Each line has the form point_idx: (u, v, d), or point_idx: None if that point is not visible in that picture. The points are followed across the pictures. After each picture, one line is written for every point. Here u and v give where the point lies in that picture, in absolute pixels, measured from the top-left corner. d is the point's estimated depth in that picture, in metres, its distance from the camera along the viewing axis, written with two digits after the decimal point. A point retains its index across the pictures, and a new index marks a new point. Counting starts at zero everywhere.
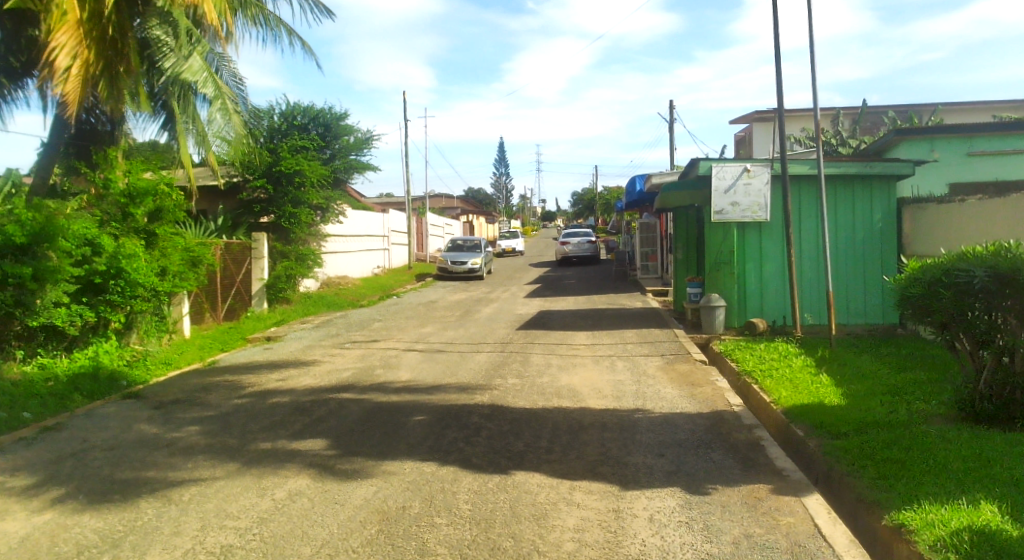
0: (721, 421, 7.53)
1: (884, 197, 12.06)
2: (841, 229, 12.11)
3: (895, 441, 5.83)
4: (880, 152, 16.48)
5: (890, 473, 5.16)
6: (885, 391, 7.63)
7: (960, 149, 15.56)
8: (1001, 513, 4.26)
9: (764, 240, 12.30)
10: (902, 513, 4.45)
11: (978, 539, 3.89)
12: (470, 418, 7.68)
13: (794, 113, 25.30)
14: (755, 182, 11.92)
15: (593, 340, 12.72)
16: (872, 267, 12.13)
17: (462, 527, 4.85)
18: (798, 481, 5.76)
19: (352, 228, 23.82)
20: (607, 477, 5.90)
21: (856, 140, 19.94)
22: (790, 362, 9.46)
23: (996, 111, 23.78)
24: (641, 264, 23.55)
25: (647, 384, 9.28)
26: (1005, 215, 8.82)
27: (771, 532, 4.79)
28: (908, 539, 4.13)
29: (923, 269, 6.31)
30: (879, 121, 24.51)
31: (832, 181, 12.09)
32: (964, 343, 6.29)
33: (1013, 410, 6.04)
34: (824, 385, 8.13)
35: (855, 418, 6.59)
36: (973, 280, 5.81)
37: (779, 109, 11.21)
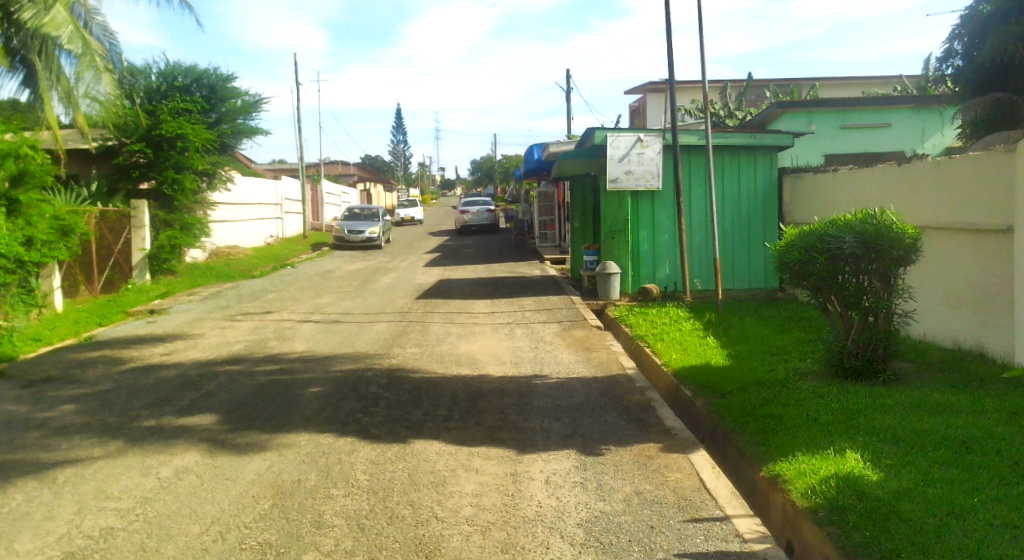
0: (616, 384, 7.76)
1: (766, 166, 12.62)
2: (727, 199, 12.59)
3: (774, 398, 6.17)
4: (764, 124, 17.20)
5: (769, 428, 5.45)
6: (764, 351, 8.08)
7: (835, 122, 16.47)
8: (863, 459, 4.61)
9: (657, 209, 12.64)
10: (777, 464, 4.74)
11: (842, 485, 4.20)
12: (368, 388, 7.60)
13: (683, 86, 26.02)
14: (648, 152, 12.22)
15: (492, 307, 12.83)
16: (756, 235, 12.73)
17: (359, 498, 4.82)
18: (687, 439, 6.03)
19: (241, 196, 22.95)
20: (504, 442, 5.99)
21: (742, 112, 20.75)
22: (681, 325, 9.83)
23: (867, 88, 25.30)
24: (540, 233, 23.83)
25: (544, 350, 9.46)
26: (874, 185, 9.40)
27: (660, 488, 5.00)
28: (783, 488, 4.41)
29: (798, 235, 6.64)
30: (762, 94, 25.65)
31: (719, 151, 12.52)
32: (834, 305, 6.69)
33: (876, 364, 6.54)
34: (711, 346, 8.53)
35: (739, 378, 6.92)
36: (843, 246, 6.27)
37: (670, 80, 11.50)
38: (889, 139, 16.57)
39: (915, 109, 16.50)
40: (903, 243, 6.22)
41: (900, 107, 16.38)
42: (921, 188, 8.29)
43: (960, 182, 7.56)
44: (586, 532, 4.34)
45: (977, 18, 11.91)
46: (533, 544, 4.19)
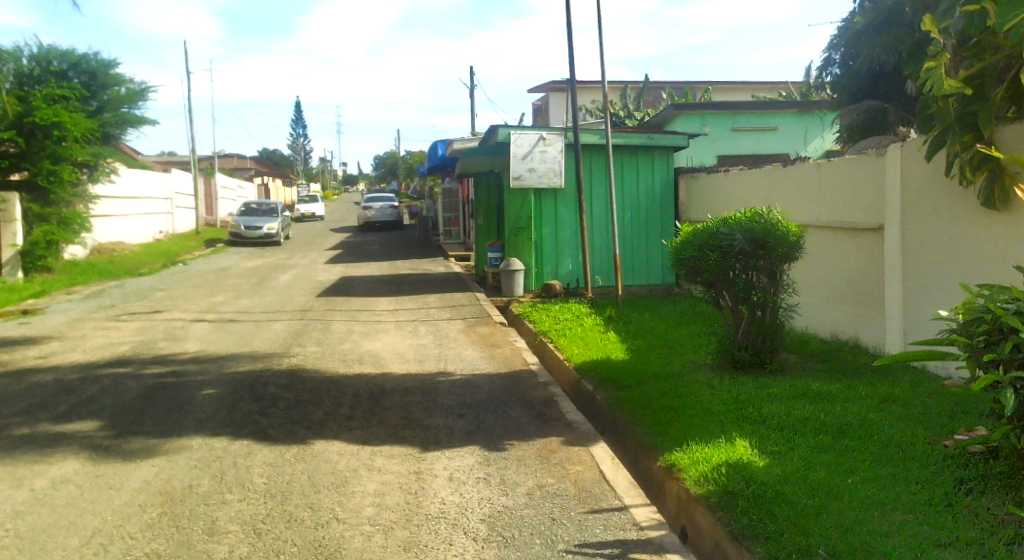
0: (519, 380, 7.82)
1: (663, 166, 13.00)
2: (626, 197, 12.89)
3: (669, 390, 6.36)
4: (661, 125, 17.69)
5: (664, 419, 5.62)
6: (660, 345, 8.33)
7: (726, 125, 17.13)
8: (752, 446, 4.82)
9: (559, 206, 12.81)
10: (673, 454, 4.88)
11: (732, 472, 4.37)
12: (266, 388, 7.36)
13: (584, 86, 26.45)
14: (550, 150, 12.32)
15: (396, 304, 12.69)
16: (653, 232, 13.09)
17: (255, 502, 4.66)
18: (587, 432, 6.14)
19: (126, 190, 21.82)
20: (408, 440, 5.93)
21: (640, 112, 21.28)
22: (583, 321, 10.00)
23: (756, 92, 26.47)
24: (444, 229, 23.72)
25: (449, 347, 9.42)
26: (761, 186, 9.84)
27: (561, 481, 5.07)
28: (678, 477, 4.55)
29: (692, 233, 6.87)
30: (659, 96, 26.42)
31: (618, 151, 12.81)
32: (725, 300, 6.97)
33: (764, 356, 6.85)
34: (612, 341, 8.71)
35: (636, 372, 7.11)
36: (733, 243, 6.55)
37: (572, 79, 11.65)
38: (775, 142, 17.43)
39: (799, 114, 17.42)
40: (787, 241, 6.56)
41: (785, 112, 17.25)
42: (804, 189, 8.73)
43: (838, 184, 8.00)
44: (488, 527, 4.35)
45: (850, 30, 12.62)
46: (435, 541, 4.17)
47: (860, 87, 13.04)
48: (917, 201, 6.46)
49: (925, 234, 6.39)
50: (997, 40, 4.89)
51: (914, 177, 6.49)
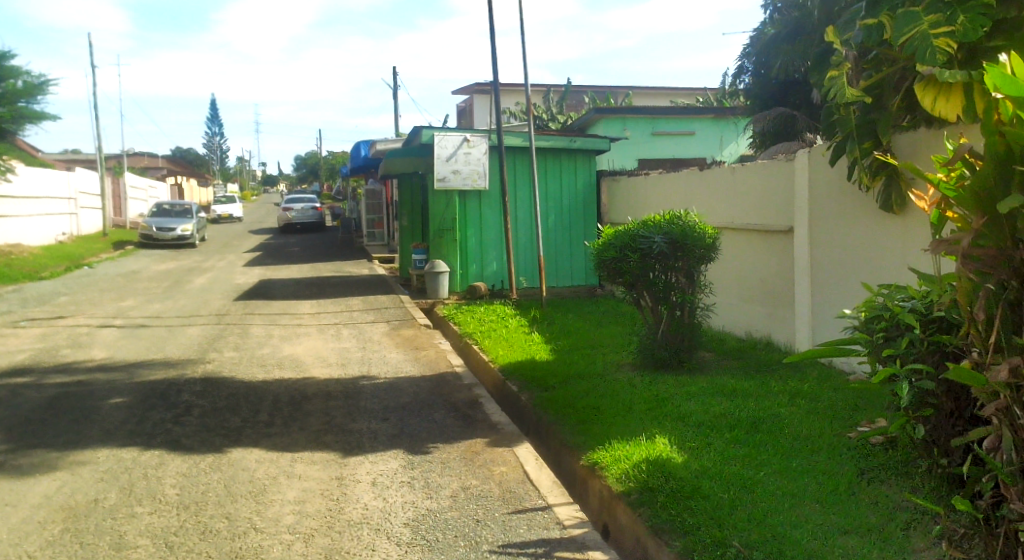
0: (444, 382, 7.78)
1: (586, 169, 13.17)
2: (550, 200, 13.00)
3: (592, 390, 6.45)
4: (584, 128, 17.94)
5: (587, 418, 5.69)
6: (583, 345, 8.44)
7: (646, 129, 17.51)
8: (671, 443, 4.94)
9: (484, 208, 12.80)
10: (596, 452, 4.95)
11: (651, 468, 4.47)
12: (179, 396, 7.10)
13: (507, 89, 26.58)
14: (474, 152, 12.28)
15: (317, 308, 12.45)
16: (576, 234, 13.25)
17: (167, 514, 4.49)
18: (511, 433, 6.16)
19: (25, 189, 20.73)
20: (330, 446, 5.83)
21: (563, 116, 21.52)
22: (507, 322, 10.02)
23: (674, 98, 27.13)
24: (367, 231, 23.38)
25: (372, 351, 9.30)
26: (679, 189, 10.10)
27: (485, 482, 5.08)
28: (600, 474, 4.61)
29: (613, 234, 6.99)
30: (581, 100, 26.78)
31: (542, 153, 12.90)
32: (645, 300, 7.11)
33: (682, 354, 7.02)
34: (536, 342, 8.77)
35: (560, 372, 7.18)
36: (652, 245, 6.71)
37: (495, 81, 11.66)
38: (693, 147, 17.93)
39: (715, 120, 17.97)
40: (703, 242, 6.76)
41: (702, 117, 17.77)
42: (720, 193, 9.00)
43: (751, 188, 8.28)
44: (412, 531, 4.31)
45: (761, 39, 13.11)
46: (357, 547, 4.11)
47: (771, 93, 13.55)
48: (823, 204, 6.75)
49: (831, 236, 6.67)
50: (893, 52, 5.17)
51: (821, 181, 6.77)
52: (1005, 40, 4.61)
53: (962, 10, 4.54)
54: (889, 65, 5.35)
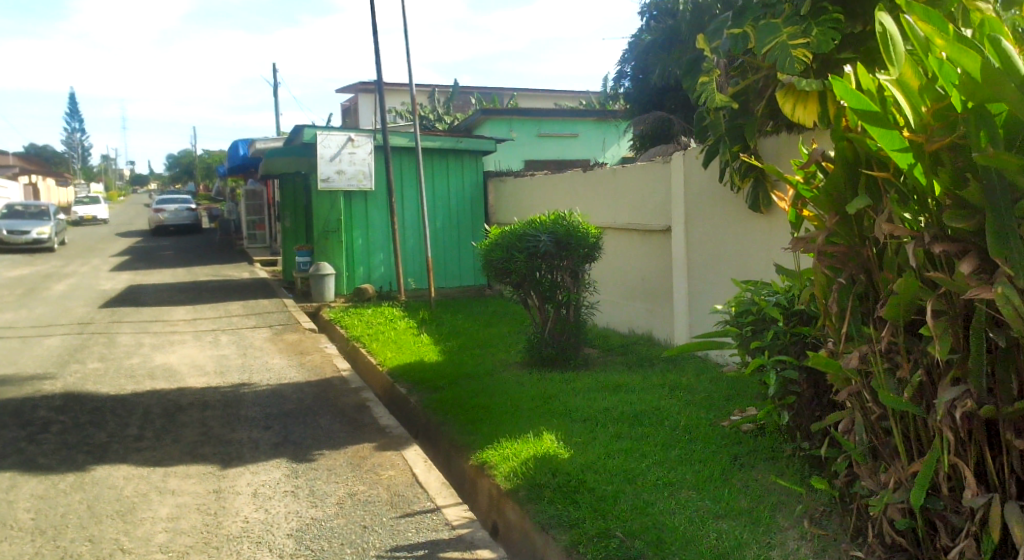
0: (330, 387, 7.61)
1: (472, 170, 13.20)
2: (437, 201, 12.97)
3: (481, 389, 6.48)
4: (470, 129, 17.98)
5: (475, 418, 5.72)
6: (472, 345, 8.47)
7: (531, 130, 17.74)
8: (557, 439, 5.03)
9: (370, 208, 12.59)
10: (484, 452, 4.96)
11: (539, 465, 4.54)
12: (35, 412, 6.61)
13: (391, 89, 26.26)
14: (359, 152, 12.09)
15: (193, 314, 11.90)
16: (463, 235, 13.27)
17: (21, 541, 4.18)
18: (400, 436, 6.10)
19: None
20: (207, 458, 5.58)
21: (449, 116, 21.50)
22: (395, 324, 9.91)
23: (559, 100, 27.63)
24: (247, 233, 22.51)
25: (253, 357, 8.97)
26: (563, 190, 10.31)
27: (373, 487, 5.00)
28: (489, 474, 4.64)
29: (500, 235, 7.04)
30: (467, 101, 26.84)
31: (428, 154, 12.85)
32: (533, 299, 7.21)
33: (569, 351, 7.15)
34: (425, 343, 8.73)
35: (449, 372, 7.17)
36: (538, 244, 6.82)
37: (379, 80, 11.50)
38: (577, 148, 18.35)
39: (597, 122, 18.45)
40: (587, 241, 6.94)
41: (585, 119, 18.21)
42: (602, 194, 9.24)
43: (631, 188, 8.55)
44: (296, 542, 4.20)
45: (638, 46, 13.56)
46: None
47: (649, 98, 14.03)
48: (697, 204, 7.06)
49: (704, 235, 6.99)
50: (756, 61, 5.47)
51: (694, 182, 7.08)
52: (853, 52, 4.99)
53: (815, 23, 4.87)
54: (753, 73, 5.66)
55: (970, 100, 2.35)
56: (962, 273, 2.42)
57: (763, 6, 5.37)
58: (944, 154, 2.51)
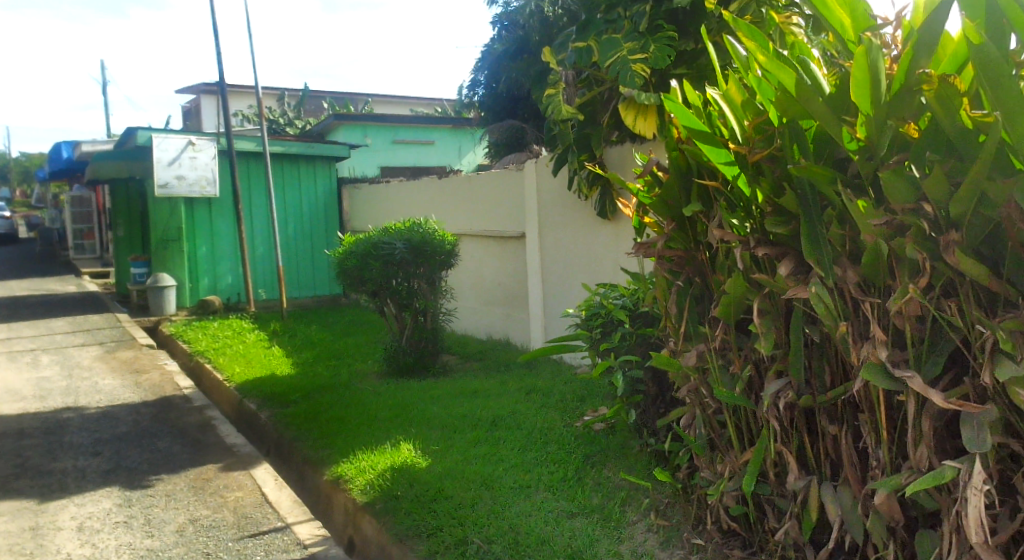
0: (169, 407, 7.16)
1: (325, 175, 12.88)
2: (288, 208, 12.54)
3: (337, 401, 6.32)
4: (322, 134, 17.51)
5: (330, 430, 5.56)
6: (327, 356, 8.23)
7: (386, 137, 17.53)
8: (415, 448, 4.98)
9: (214, 216, 12.00)
10: (339, 465, 4.83)
11: (397, 476, 4.48)
12: None
13: (237, 90, 25.13)
14: (201, 157, 11.42)
15: (9, 333, 10.84)
16: (316, 243, 12.90)
17: None
18: (248, 455, 5.84)
19: None
20: (23, 492, 5.10)
21: (299, 121, 20.87)
22: (244, 337, 9.47)
23: (414, 107, 27.51)
24: (73, 242, 20.73)
25: (80, 378, 8.28)
26: (419, 197, 10.26)
27: (217, 511, 4.75)
28: (345, 488, 4.53)
29: (355, 243, 6.89)
30: (319, 106, 26.16)
31: (277, 159, 12.40)
32: (389, 308, 7.13)
33: (426, 359, 7.09)
34: (276, 356, 8.41)
35: (302, 385, 6.93)
36: (394, 252, 6.75)
37: (221, 82, 10.96)
38: (433, 155, 18.32)
39: (454, 130, 18.48)
40: (444, 248, 6.96)
41: (441, 127, 18.20)
42: (458, 200, 9.27)
43: (486, 195, 8.64)
44: None
45: (490, 54, 13.73)
46: None
47: (502, 107, 14.21)
48: (549, 211, 7.24)
49: (556, 241, 7.17)
50: (600, 74, 5.69)
51: (546, 190, 7.26)
52: (686, 68, 5.30)
53: (652, 40, 5.13)
54: (598, 85, 5.88)
55: (785, 115, 2.55)
56: (781, 275, 2.63)
57: (605, 21, 5.60)
58: (765, 165, 2.70)
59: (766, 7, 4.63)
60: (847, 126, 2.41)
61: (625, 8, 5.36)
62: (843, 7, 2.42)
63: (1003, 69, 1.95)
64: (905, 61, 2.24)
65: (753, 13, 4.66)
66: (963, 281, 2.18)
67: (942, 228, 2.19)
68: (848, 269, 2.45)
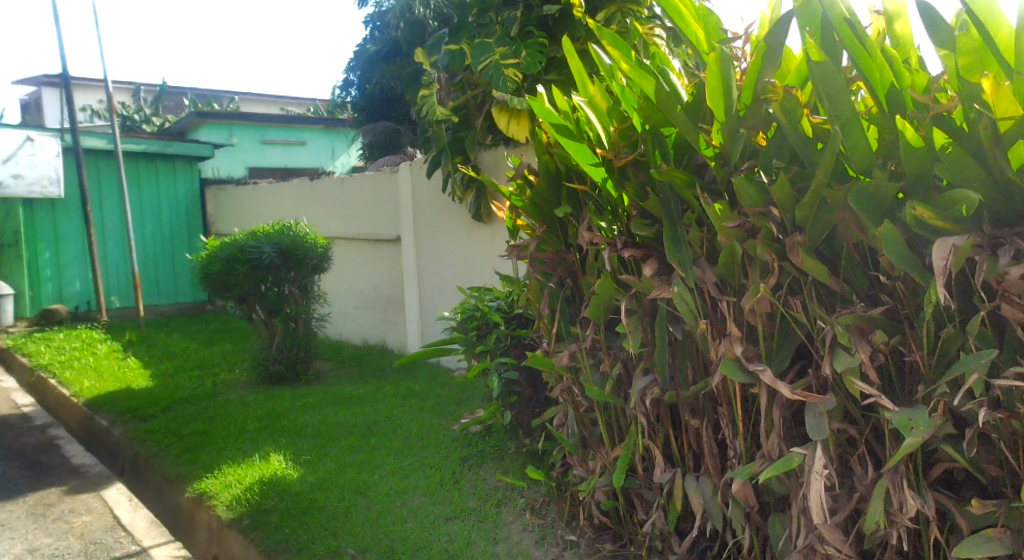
0: (7, 427, 6.59)
1: (186, 176, 12.26)
2: (145, 210, 11.84)
3: (201, 413, 6.01)
4: (183, 132, 16.56)
5: (193, 445, 5.27)
6: (190, 366, 7.83)
7: (255, 137, 16.80)
8: (285, 460, 4.80)
9: (58, 218, 11.16)
10: (202, 481, 4.59)
11: (266, 488, 4.32)
12: None
13: (87, 84, 23.50)
14: (41, 153, 10.52)
15: None
16: (178, 247, 12.26)
17: None
18: (99, 475, 5.47)
19: None
20: None
21: (158, 118, 19.78)
22: (95, 349, 8.85)
23: (285, 106, 26.67)
24: None
25: None
26: (289, 199, 9.94)
27: (62, 538, 4.42)
28: (209, 504, 4.31)
29: (219, 246, 6.59)
30: (180, 102, 24.88)
31: (132, 159, 11.68)
32: (258, 313, 6.87)
33: (298, 367, 6.86)
34: (132, 368, 7.91)
35: (161, 398, 6.54)
36: (262, 256, 6.50)
37: (65, 74, 10.20)
38: (305, 156, 17.86)
39: (326, 131, 18.12)
40: (316, 252, 6.78)
41: (312, 127, 17.79)
42: (331, 203, 9.06)
43: (360, 197, 8.48)
44: None
45: (363, 55, 13.56)
46: None
47: (376, 108, 13.98)
48: (424, 213, 7.20)
49: (432, 244, 7.14)
50: (474, 78, 5.72)
51: (421, 192, 7.22)
52: (557, 74, 5.41)
53: (524, 45, 5.20)
54: (470, 89, 5.89)
55: (647, 122, 2.64)
56: (645, 275, 2.72)
57: (477, 25, 5.62)
58: (629, 170, 2.78)
59: (630, 18, 4.87)
60: (703, 133, 2.52)
61: (496, 13, 5.40)
62: (698, 20, 2.54)
63: (839, 84, 2.09)
64: (753, 74, 2.38)
65: (619, 24, 4.90)
66: (807, 280, 2.33)
67: (788, 231, 2.34)
68: (707, 269, 2.56)
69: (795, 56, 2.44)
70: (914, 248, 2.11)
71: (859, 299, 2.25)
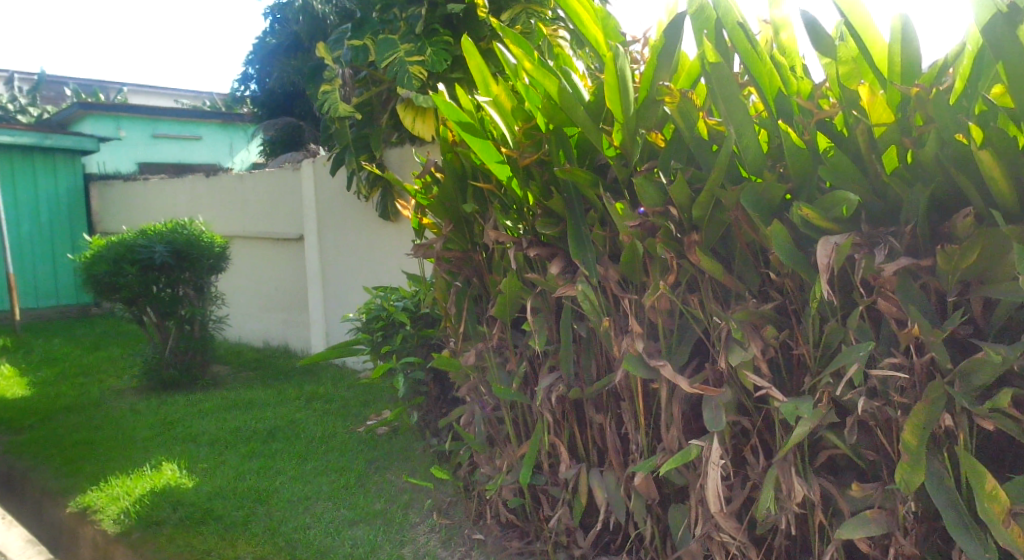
0: None
1: (68, 172, 11.60)
2: (23, 207, 11.12)
3: (86, 423, 5.69)
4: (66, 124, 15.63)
5: (77, 456, 4.99)
6: (73, 373, 7.40)
7: (145, 131, 16.04)
8: (178, 469, 4.60)
9: None
10: (86, 495, 4.35)
11: (157, 499, 4.13)
12: None
13: None
14: None
15: None
16: (59, 247, 11.58)
17: None
18: None
19: None
20: None
21: (36, 109, 18.60)
22: None
23: (179, 99, 25.59)
24: None
25: None
26: (183, 196, 9.55)
27: None
28: (93, 519, 4.09)
29: (105, 245, 6.27)
30: (62, 92, 23.47)
31: (8, 152, 10.94)
32: (150, 316, 6.57)
33: (194, 371, 6.58)
34: (6, 375, 7.41)
35: (40, 407, 6.15)
36: (153, 256, 6.22)
37: None
38: (200, 152, 17.19)
39: (223, 126, 17.50)
40: (211, 251, 6.54)
41: (208, 122, 17.15)
42: (228, 201, 8.76)
43: (259, 195, 8.23)
44: None
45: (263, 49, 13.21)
46: None
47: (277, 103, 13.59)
48: (327, 212, 7.05)
49: (336, 243, 7.00)
50: (377, 74, 5.64)
51: (324, 190, 7.07)
52: (462, 72, 5.41)
53: (428, 43, 5.17)
54: (375, 85, 5.82)
55: (550, 122, 2.66)
56: (551, 273, 2.76)
57: (381, 21, 5.56)
58: (533, 169, 2.81)
59: (535, 18, 4.94)
60: (605, 134, 2.57)
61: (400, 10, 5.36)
62: (597, 23, 2.59)
63: (731, 88, 2.18)
64: (650, 76, 2.44)
65: (524, 23, 4.96)
66: (704, 277, 2.42)
67: (685, 229, 2.42)
68: (609, 267, 2.62)
69: (689, 60, 2.52)
70: (800, 247, 2.22)
71: (752, 295, 2.35)
